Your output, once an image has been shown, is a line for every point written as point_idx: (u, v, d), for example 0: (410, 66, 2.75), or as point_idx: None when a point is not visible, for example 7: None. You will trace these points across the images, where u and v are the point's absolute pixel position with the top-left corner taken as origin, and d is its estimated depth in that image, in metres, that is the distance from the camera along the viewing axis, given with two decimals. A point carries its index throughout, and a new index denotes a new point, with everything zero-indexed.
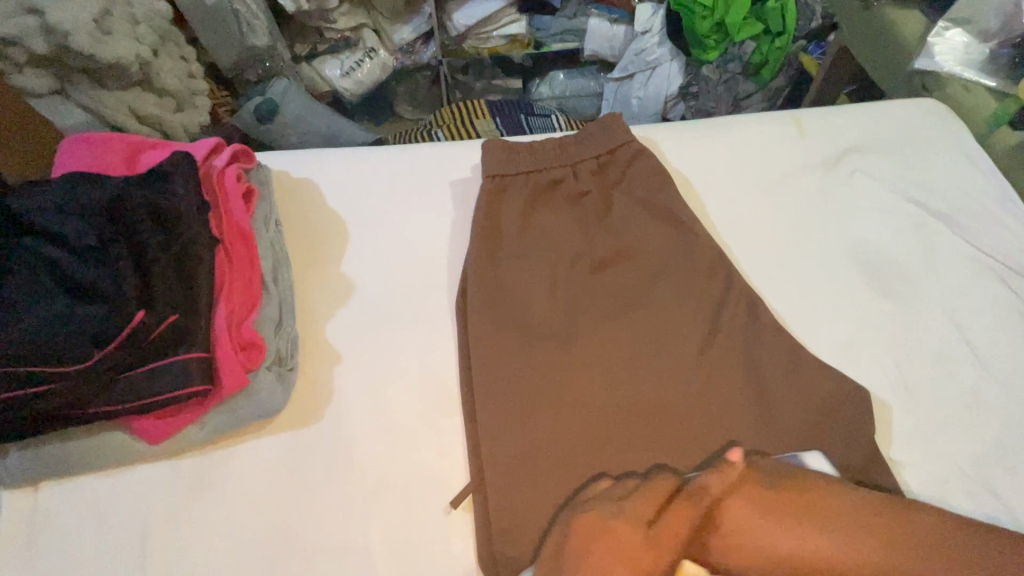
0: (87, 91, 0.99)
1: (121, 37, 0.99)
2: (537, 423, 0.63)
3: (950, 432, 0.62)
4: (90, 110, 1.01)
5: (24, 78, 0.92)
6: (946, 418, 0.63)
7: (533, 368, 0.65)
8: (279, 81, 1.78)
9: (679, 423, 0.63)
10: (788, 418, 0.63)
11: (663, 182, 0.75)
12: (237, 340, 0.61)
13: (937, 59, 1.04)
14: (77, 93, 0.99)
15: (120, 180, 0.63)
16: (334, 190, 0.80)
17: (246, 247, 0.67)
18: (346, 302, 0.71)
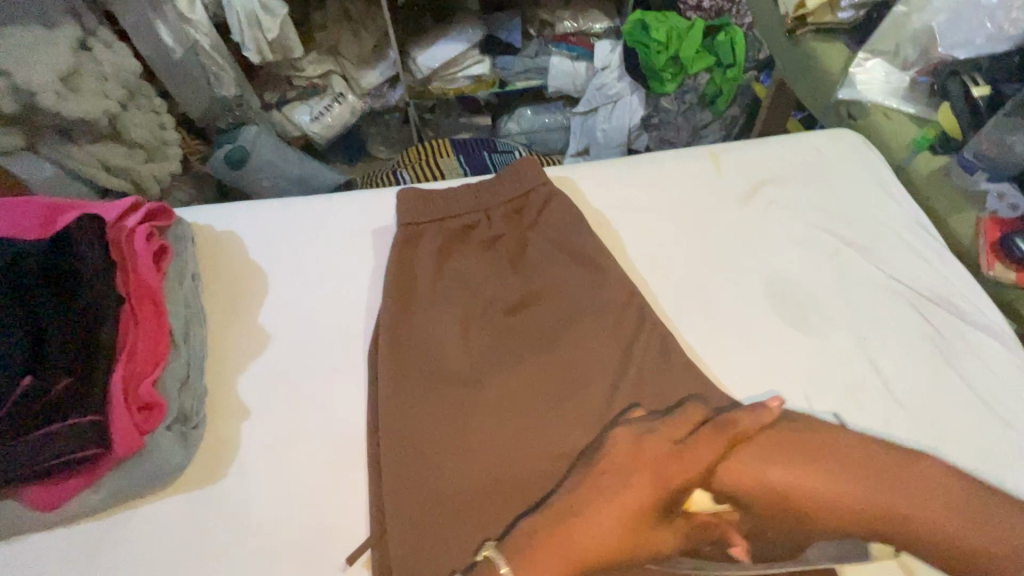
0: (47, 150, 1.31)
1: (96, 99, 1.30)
2: (444, 472, 0.62)
3: None
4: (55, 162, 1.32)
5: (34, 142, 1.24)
6: None
7: (441, 414, 0.65)
8: (248, 128, 1.83)
9: None
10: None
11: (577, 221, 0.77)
12: (134, 401, 0.60)
13: (861, 89, 1.07)
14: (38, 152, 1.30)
15: (25, 245, 0.64)
16: (256, 242, 0.81)
17: (153, 306, 0.67)
18: (259, 354, 0.71)
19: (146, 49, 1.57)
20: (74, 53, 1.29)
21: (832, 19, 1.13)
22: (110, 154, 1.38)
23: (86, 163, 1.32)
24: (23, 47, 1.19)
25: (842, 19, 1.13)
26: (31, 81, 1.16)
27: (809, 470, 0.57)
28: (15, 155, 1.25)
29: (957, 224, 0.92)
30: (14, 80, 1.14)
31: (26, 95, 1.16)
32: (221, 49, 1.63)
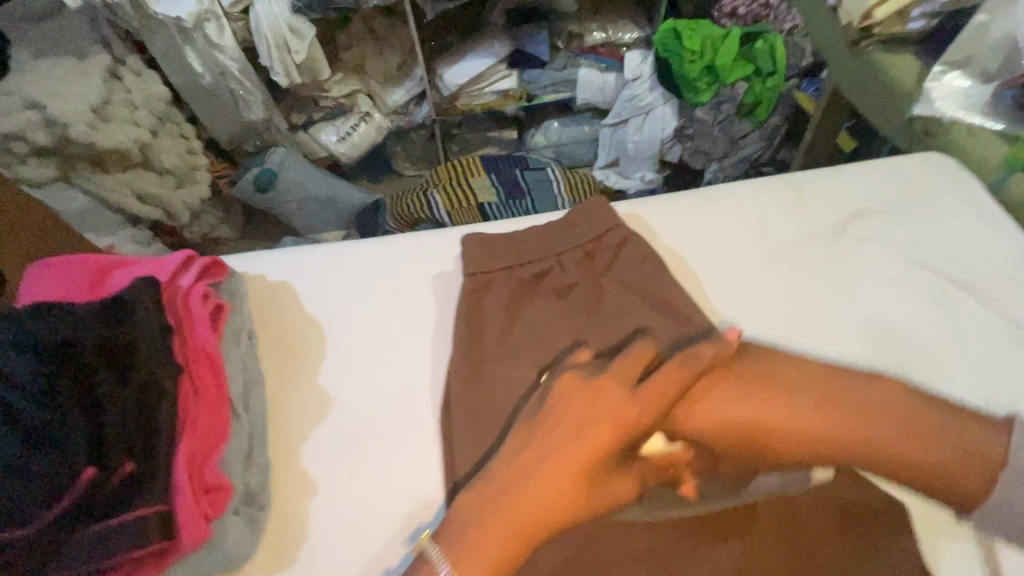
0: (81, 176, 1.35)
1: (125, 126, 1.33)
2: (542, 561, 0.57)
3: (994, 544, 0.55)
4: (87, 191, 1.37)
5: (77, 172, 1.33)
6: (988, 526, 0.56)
7: None
8: (276, 151, 1.83)
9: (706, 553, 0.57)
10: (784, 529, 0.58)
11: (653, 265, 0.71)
12: (200, 484, 0.56)
13: (938, 105, 0.99)
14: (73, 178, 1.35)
15: (79, 309, 0.59)
16: (310, 293, 0.77)
17: (213, 373, 0.63)
18: (322, 420, 0.67)
19: (177, 77, 1.55)
20: (106, 84, 1.32)
21: (902, 29, 1.05)
22: (141, 183, 1.44)
23: (116, 192, 1.40)
24: (60, 81, 1.25)
25: (913, 29, 1.05)
26: (64, 114, 1.20)
27: (767, 402, 0.60)
28: (49, 184, 1.31)
29: None
30: (48, 113, 1.19)
31: (60, 126, 1.22)
32: (249, 73, 1.60)
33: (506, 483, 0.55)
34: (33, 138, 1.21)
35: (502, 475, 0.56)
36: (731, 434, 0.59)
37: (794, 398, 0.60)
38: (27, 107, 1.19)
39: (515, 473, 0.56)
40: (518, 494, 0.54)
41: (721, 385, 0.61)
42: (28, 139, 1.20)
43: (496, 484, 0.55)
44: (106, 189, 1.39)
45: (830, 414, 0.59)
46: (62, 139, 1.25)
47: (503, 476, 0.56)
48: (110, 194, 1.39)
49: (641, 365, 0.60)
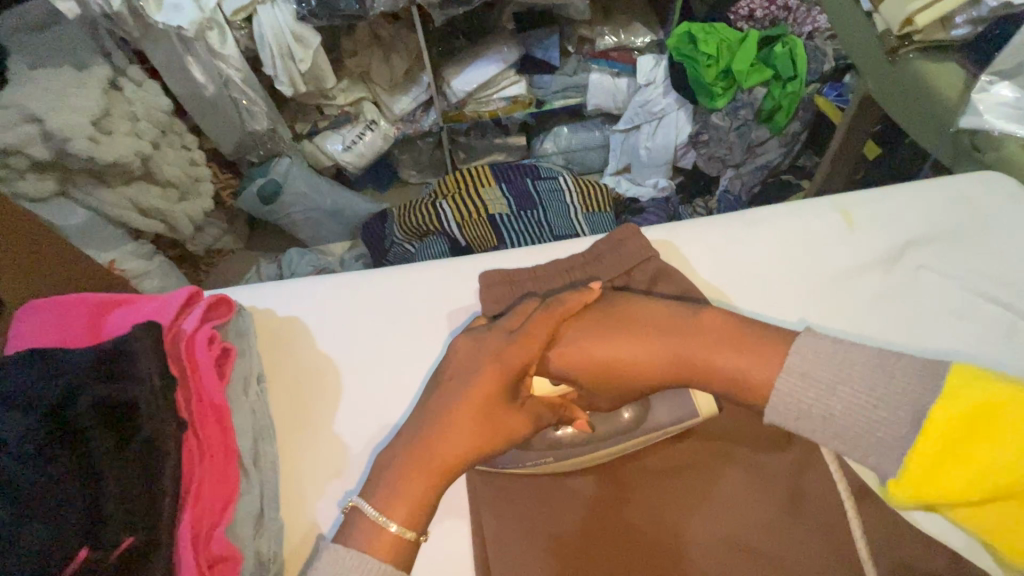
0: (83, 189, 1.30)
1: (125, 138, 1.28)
2: None
3: None
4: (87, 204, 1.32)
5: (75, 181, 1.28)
6: None
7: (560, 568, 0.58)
8: (281, 160, 1.77)
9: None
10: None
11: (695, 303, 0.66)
12: (205, 557, 0.51)
13: (985, 117, 0.93)
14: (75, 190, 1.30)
15: (74, 360, 0.54)
16: (323, 330, 0.71)
17: (220, 427, 0.58)
18: (339, 475, 0.62)
19: (179, 88, 1.49)
20: (106, 96, 1.27)
21: (943, 36, 1.00)
22: (143, 196, 1.39)
23: (117, 206, 1.35)
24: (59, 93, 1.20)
25: (956, 36, 1.00)
26: (62, 128, 1.15)
27: (625, 343, 0.58)
28: (49, 199, 1.27)
29: None
30: (46, 127, 1.14)
31: (58, 140, 1.17)
32: (253, 82, 1.54)
33: (416, 448, 0.53)
34: (31, 153, 1.16)
35: (408, 445, 0.54)
36: (597, 373, 0.58)
37: (666, 337, 0.58)
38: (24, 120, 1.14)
39: (427, 436, 0.54)
40: (426, 450, 0.53)
41: (589, 337, 0.59)
42: (27, 154, 1.16)
43: (404, 450, 0.54)
44: (107, 204, 1.34)
45: (693, 340, 0.57)
46: (63, 153, 1.20)
47: (396, 454, 0.54)
48: (112, 209, 1.35)
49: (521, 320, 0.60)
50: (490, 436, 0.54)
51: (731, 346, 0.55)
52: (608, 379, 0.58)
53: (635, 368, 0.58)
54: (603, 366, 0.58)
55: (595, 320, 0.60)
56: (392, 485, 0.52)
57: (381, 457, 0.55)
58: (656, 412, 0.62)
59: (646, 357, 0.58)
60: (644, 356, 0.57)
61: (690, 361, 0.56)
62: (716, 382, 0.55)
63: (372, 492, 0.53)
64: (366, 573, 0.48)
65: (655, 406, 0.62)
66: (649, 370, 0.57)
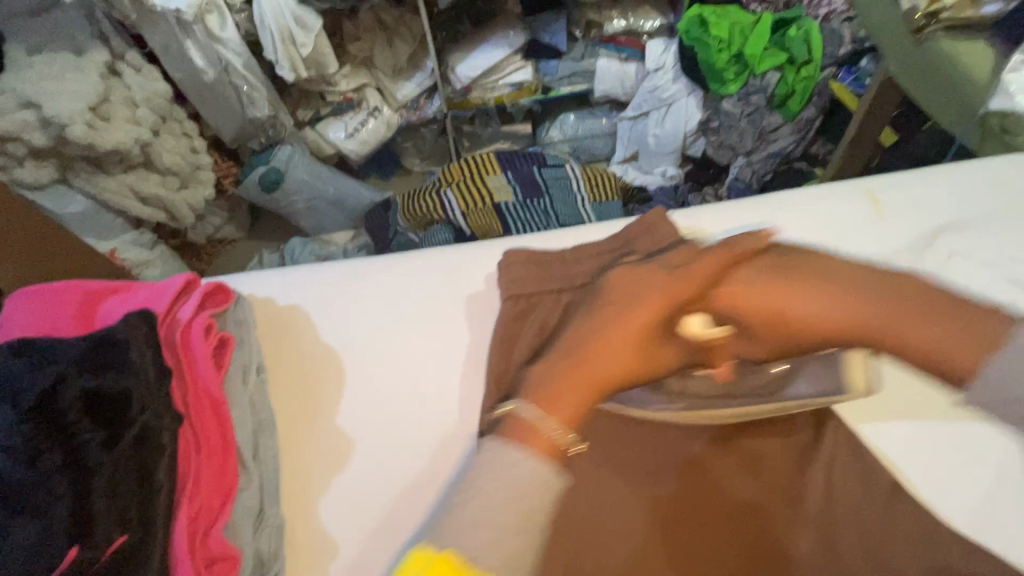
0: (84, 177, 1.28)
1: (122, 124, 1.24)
2: None
3: None
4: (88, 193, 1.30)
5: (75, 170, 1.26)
6: None
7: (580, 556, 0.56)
8: (284, 147, 1.73)
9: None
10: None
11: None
12: (203, 555, 0.48)
13: (1017, 98, 0.89)
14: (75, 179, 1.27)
15: (63, 351, 0.51)
16: (325, 319, 0.68)
17: (217, 420, 0.55)
18: (342, 469, 0.59)
19: (178, 73, 1.45)
20: (105, 81, 1.24)
21: (973, 14, 0.96)
22: (143, 184, 1.37)
23: (118, 193, 1.33)
24: (56, 78, 1.17)
25: (987, 14, 0.96)
26: (61, 115, 1.13)
27: (785, 290, 0.50)
28: (49, 186, 1.25)
29: None
30: (44, 113, 1.12)
31: (57, 127, 1.14)
32: (253, 67, 1.50)
33: (560, 362, 0.43)
34: (29, 139, 1.14)
35: (561, 364, 0.43)
36: (765, 314, 0.49)
37: (878, 291, 0.49)
38: (22, 107, 1.11)
39: (565, 346, 0.45)
40: (578, 366, 0.43)
41: (744, 282, 0.50)
42: (24, 139, 1.13)
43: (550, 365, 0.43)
44: (107, 191, 1.32)
45: (875, 295, 0.48)
46: (61, 139, 1.17)
47: (544, 370, 0.43)
48: (113, 196, 1.32)
49: (689, 255, 0.51)
50: (648, 359, 0.45)
51: (937, 315, 0.46)
52: (778, 326, 0.50)
53: (809, 319, 0.49)
54: (781, 313, 0.49)
55: (777, 261, 0.51)
56: (554, 392, 0.41)
57: (530, 374, 0.43)
58: (814, 382, 0.54)
59: (815, 309, 0.49)
60: (844, 314, 0.48)
61: (873, 327, 0.48)
62: (909, 352, 0.47)
63: (527, 393, 0.42)
64: (523, 481, 0.37)
65: (801, 379, 0.54)
66: (842, 326, 0.48)
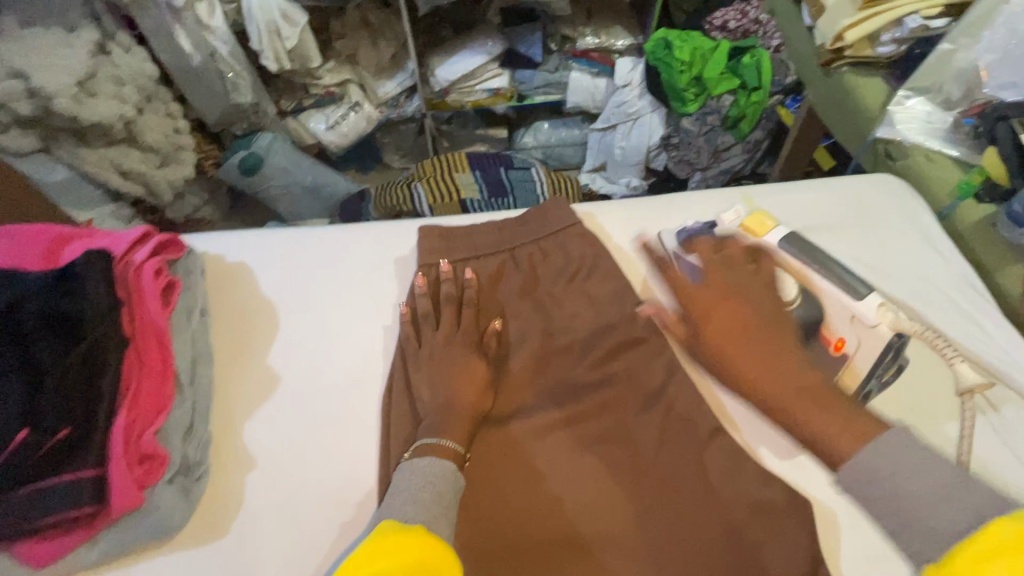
0: (70, 150, 1.36)
1: (105, 101, 1.32)
2: (508, 502, 0.62)
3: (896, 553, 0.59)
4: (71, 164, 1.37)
5: (58, 140, 1.35)
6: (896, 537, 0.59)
7: (476, 448, 0.64)
8: (264, 134, 1.82)
9: (657, 470, 0.62)
10: (734, 565, 0.57)
11: (604, 266, 0.74)
12: (134, 453, 0.57)
13: (898, 128, 1.03)
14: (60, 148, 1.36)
15: (31, 277, 0.60)
16: (267, 273, 0.78)
17: (160, 348, 0.64)
18: (267, 399, 0.68)
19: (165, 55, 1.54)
20: (92, 58, 1.33)
21: (871, 53, 1.09)
22: (123, 158, 1.44)
23: (98, 166, 1.40)
24: (47, 53, 1.27)
25: (881, 54, 1.09)
26: (47, 87, 1.22)
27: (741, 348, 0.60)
28: (31, 155, 1.33)
29: (1002, 279, 0.88)
30: (32, 83, 1.20)
31: (43, 97, 1.22)
32: (240, 55, 1.59)
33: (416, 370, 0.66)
34: (15, 108, 1.22)
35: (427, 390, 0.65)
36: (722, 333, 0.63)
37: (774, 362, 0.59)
38: (10, 76, 1.21)
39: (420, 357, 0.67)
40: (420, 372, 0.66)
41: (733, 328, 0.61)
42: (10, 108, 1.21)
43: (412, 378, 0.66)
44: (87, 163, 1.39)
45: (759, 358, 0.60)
46: (46, 111, 1.26)
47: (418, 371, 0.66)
48: (93, 169, 1.39)
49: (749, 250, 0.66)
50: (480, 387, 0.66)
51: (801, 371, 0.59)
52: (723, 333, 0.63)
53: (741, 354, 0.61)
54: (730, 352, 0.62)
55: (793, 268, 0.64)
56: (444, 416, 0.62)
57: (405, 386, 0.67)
58: (821, 375, 0.60)
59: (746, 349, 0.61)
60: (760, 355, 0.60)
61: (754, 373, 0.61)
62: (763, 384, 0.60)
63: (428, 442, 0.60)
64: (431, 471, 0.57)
65: (807, 353, 0.62)
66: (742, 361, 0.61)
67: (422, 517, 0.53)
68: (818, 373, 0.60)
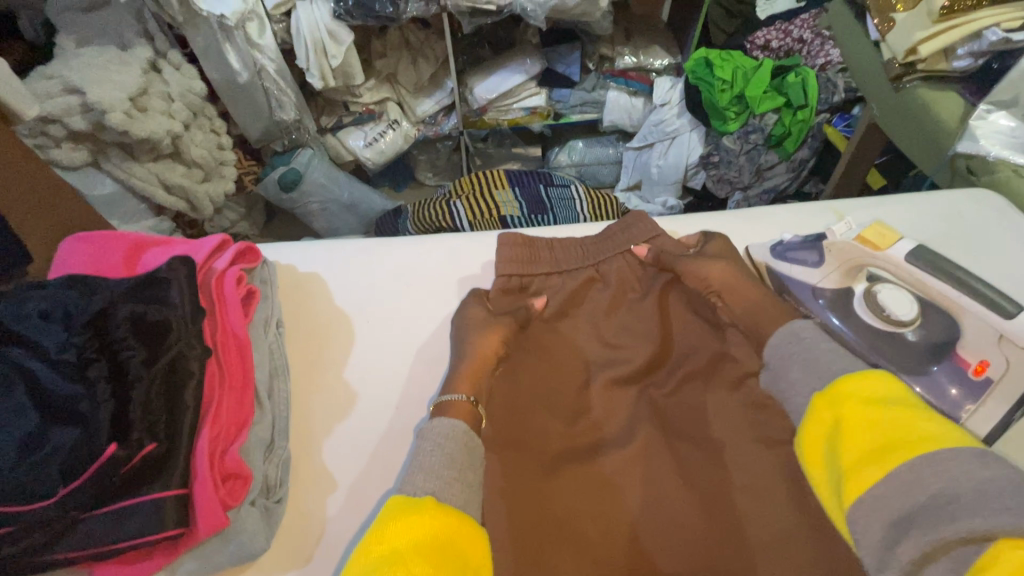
0: (117, 161, 1.37)
1: (155, 115, 1.34)
2: (596, 536, 0.59)
3: None
4: (117, 178, 1.38)
5: (108, 154, 1.36)
6: None
7: (563, 480, 0.61)
8: (303, 151, 1.82)
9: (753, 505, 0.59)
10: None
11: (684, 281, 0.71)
12: (219, 471, 0.54)
13: (980, 142, 0.98)
14: (107, 162, 1.36)
15: (116, 285, 0.59)
16: (341, 285, 0.76)
17: (240, 358, 0.62)
18: (346, 416, 0.65)
19: (214, 73, 1.55)
20: (144, 75, 1.35)
21: (946, 66, 1.07)
22: (168, 173, 1.45)
23: (144, 180, 1.41)
24: (102, 69, 1.29)
25: (959, 67, 1.06)
26: (103, 102, 1.23)
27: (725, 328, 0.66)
28: (80, 168, 1.34)
29: None
30: (88, 99, 1.22)
31: (98, 113, 1.24)
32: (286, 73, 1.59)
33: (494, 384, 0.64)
34: (69, 123, 1.24)
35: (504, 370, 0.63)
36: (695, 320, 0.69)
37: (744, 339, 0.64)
38: (66, 91, 1.23)
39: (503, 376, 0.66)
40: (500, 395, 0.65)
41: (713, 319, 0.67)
42: (64, 123, 1.23)
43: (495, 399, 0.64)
44: (135, 177, 1.40)
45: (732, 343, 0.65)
46: (98, 124, 1.27)
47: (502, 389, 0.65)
48: (140, 181, 1.40)
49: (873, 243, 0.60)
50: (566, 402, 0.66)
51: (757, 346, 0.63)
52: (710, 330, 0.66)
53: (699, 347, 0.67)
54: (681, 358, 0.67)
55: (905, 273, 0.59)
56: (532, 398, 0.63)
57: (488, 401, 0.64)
58: (956, 394, 0.56)
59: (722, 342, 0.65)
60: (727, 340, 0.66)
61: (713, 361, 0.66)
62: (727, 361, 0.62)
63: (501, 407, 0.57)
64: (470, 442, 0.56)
65: (939, 371, 0.57)
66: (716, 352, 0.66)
67: (436, 488, 0.50)
68: (955, 392, 0.56)
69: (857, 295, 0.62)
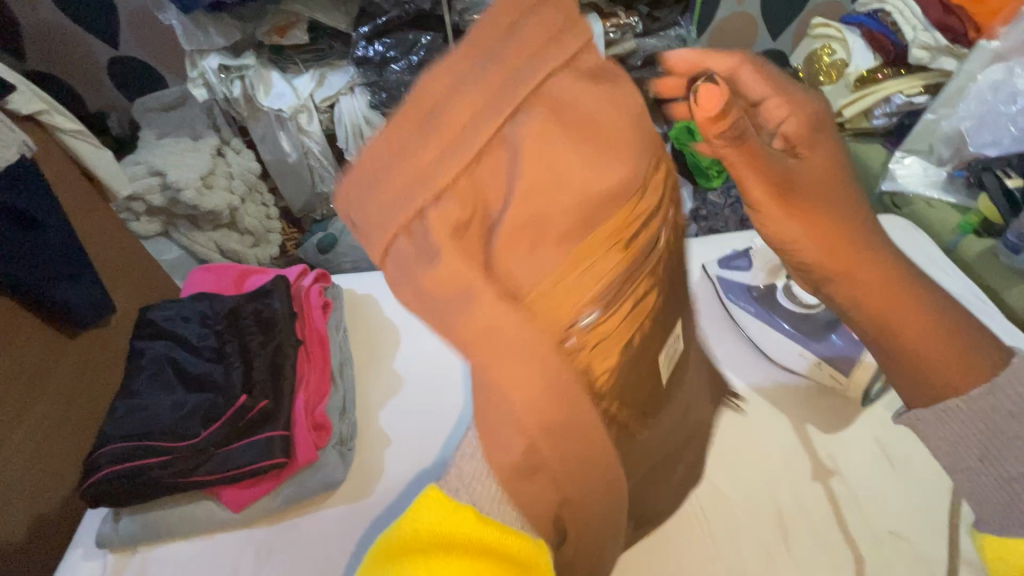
0: (184, 232, 1.67)
1: (221, 192, 1.65)
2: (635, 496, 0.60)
3: (930, 504, 0.70)
4: (185, 245, 1.68)
5: (179, 226, 1.67)
6: (925, 493, 0.71)
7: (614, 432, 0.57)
8: (339, 219, 2.06)
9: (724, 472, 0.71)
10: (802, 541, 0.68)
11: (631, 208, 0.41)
12: (311, 421, 0.75)
13: (902, 182, 1.23)
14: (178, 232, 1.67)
15: (233, 297, 0.83)
16: (389, 302, 0.96)
17: (321, 348, 0.83)
18: (395, 394, 0.83)
19: (268, 155, 1.84)
20: (212, 159, 1.67)
21: (868, 125, 1.32)
22: (225, 240, 1.74)
23: (204, 246, 1.71)
24: (179, 155, 1.61)
25: (877, 125, 1.30)
26: (179, 182, 1.55)
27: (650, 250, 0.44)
28: (153, 238, 1.65)
29: (1013, 298, 1.03)
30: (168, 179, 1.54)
31: (173, 190, 1.55)
32: (329, 153, 1.83)
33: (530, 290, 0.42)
34: (148, 200, 1.56)
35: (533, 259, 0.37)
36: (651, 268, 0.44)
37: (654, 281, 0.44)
38: (150, 173, 1.56)
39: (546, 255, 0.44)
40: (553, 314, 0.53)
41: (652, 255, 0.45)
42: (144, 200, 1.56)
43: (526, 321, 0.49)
44: (197, 245, 1.70)
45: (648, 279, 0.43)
46: (172, 200, 1.59)
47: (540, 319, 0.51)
48: (200, 247, 1.70)
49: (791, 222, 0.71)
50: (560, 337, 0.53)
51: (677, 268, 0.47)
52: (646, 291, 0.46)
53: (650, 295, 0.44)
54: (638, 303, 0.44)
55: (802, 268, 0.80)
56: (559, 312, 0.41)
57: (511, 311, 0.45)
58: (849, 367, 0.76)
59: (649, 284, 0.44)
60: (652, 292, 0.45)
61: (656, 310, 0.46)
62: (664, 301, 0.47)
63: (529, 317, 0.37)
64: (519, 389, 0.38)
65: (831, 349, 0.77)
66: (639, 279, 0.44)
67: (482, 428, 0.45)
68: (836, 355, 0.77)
69: (779, 290, 0.82)
